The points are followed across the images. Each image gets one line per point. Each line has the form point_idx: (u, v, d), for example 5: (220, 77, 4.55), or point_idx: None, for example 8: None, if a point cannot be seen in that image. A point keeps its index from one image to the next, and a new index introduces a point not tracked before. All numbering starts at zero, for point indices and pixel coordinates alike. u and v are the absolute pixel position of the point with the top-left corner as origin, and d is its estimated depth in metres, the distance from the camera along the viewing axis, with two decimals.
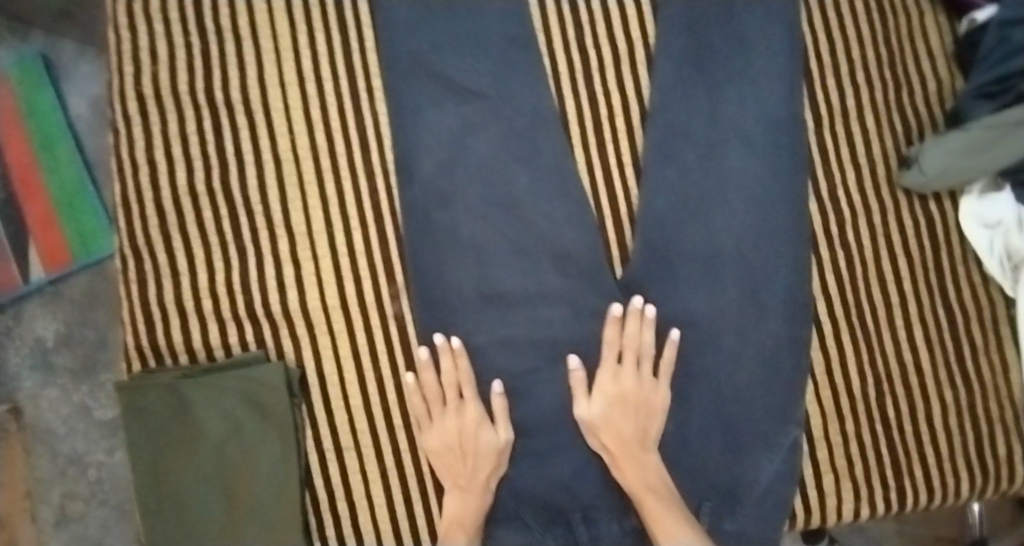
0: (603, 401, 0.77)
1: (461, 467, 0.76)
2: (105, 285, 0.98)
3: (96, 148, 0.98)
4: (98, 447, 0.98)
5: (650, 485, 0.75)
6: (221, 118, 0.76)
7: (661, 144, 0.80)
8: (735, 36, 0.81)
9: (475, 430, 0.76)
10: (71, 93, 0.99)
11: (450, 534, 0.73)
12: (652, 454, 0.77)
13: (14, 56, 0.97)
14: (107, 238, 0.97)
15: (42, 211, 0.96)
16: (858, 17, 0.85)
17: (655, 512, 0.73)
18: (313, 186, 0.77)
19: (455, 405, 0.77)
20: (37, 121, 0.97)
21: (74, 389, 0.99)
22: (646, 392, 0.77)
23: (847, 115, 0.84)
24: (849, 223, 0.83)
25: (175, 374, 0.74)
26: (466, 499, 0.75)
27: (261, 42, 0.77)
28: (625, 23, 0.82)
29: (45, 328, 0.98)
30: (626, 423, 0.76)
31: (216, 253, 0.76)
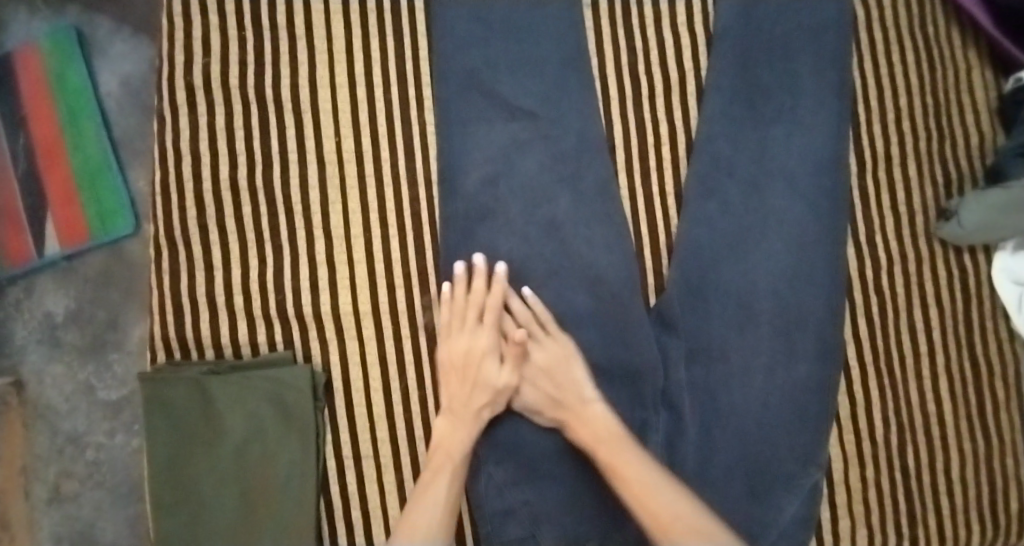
0: (528, 385, 0.76)
1: (459, 390, 0.75)
2: (121, 265, 0.94)
3: (124, 127, 0.95)
4: (99, 427, 0.94)
5: (601, 433, 0.73)
6: (269, 114, 0.78)
7: (705, 176, 0.80)
8: (786, 74, 0.81)
9: (485, 355, 0.75)
10: (103, 69, 0.95)
11: (436, 460, 0.73)
12: (596, 404, 0.75)
13: (50, 28, 0.95)
14: (128, 219, 0.93)
15: (63, 184, 0.93)
16: (908, 65, 0.85)
17: (612, 459, 0.71)
18: (355, 190, 0.78)
19: (473, 326, 0.75)
20: (66, 95, 0.94)
21: (79, 367, 0.94)
22: (552, 351, 0.76)
23: (890, 162, 0.84)
24: (885, 270, 0.83)
25: (201, 369, 0.74)
26: (458, 427, 0.74)
27: (315, 43, 0.79)
28: (677, 53, 0.83)
29: (56, 303, 0.94)
30: (552, 389, 0.76)
31: (251, 249, 0.76)
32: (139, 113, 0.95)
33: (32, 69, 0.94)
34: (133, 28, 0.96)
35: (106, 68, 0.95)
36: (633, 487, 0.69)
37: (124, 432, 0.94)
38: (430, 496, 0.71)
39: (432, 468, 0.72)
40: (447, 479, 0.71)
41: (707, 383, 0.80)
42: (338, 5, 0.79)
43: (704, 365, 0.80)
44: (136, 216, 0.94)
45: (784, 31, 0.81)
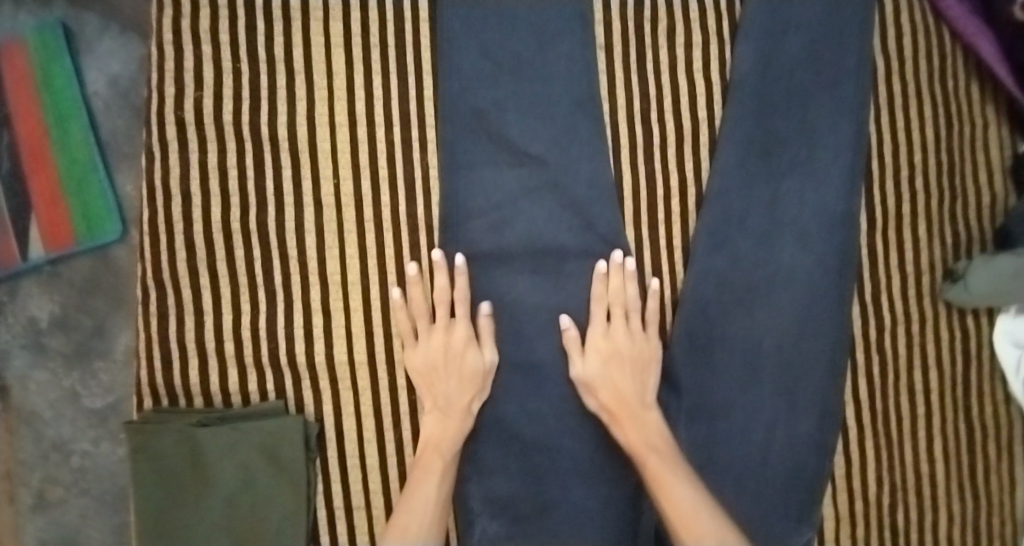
0: (598, 359, 0.75)
1: (441, 388, 0.74)
2: (107, 273, 0.92)
3: (111, 129, 0.91)
4: (85, 435, 0.92)
5: (652, 442, 0.73)
6: (265, 153, 0.75)
7: (713, 231, 0.78)
8: (801, 127, 0.79)
9: (462, 350, 0.74)
10: (90, 66, 0.92)
11: (426, 457, 0.72)
12: (652, 413, 0.75)
13: (34, 21, 0.91)
14: (116, 225, 0.91)
15: (48, 186, 0.90)
16: (925, 120, 0.83)
17: (659, 474, 0.71)
18: (353, 234, 0.75)
19: (443, 324, 0.74)
20: (52, 94, 0.90)
21: (65, 374, 0.92)
22: (640, 347, 0.76)
23: (901, 220, 0.82)
24: (889, 329, 0.82)
25: (188, 420, 0.71)
26: (447, 424, 0.73)
27: (315, 78, 0.75)
28: (692, 102, 0.80)
29: (40, 308, 0.92)
30: (624, 379, 0.75)
31: (243, 294, 0.74)
32: (127, 114, 0.92)
33: (15, 64, 0.90)
34: (120, 26, 0.92)
35: (93, 64, 0.91)
36: (679, 511, 0.70)
37: (110, 441, 0.93)
38: (421, 497, 0.70)
39: (420, 467, 0.72)
40: (436, 476, 0.71)
41: (708, 441, 0.79)
42: (339, 39, 0.76)
43: (705, 423, 0.79)
44: (124, 222, 0.91)
45: (800, 82, 0.79)
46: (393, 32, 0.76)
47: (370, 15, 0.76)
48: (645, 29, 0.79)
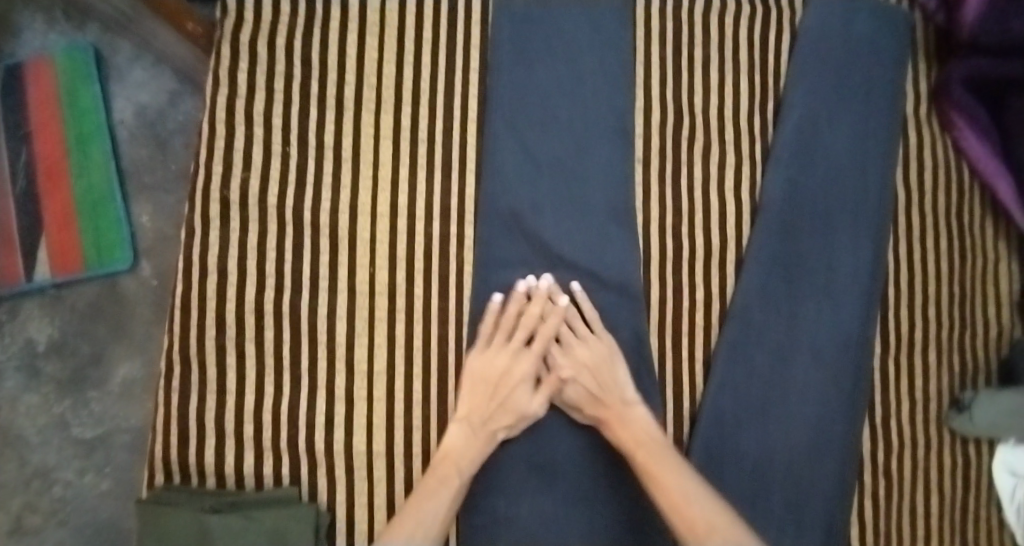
0: (571, 381, 0.75)
1: (482, 405, 0.73)
2: (110, 299, 1.02)
3: (133, 158, 1.04)
4: (70, 465, 1.00)
5: (640, 437, 0.72)
6: (304, 239, 0.75)
7: (734, 348, 0.80)
8: (822, 252, 0.82)
9: (520, 381, 0.74)
10: (120, 95, 1.05)
11: (442, 466, 0.71)
12: (638, 407, 0.74)
13: (66, 44, 1.04)
14: (125, 255, 1.01)
15: (62, 210, 1.02)
16: (941, 252, 0.86)
17: (650, 468, 0.70)
18: (383, 322, 0.76)
19: (515, 347, 0.74)
20: (77, 119, 1.03)
21: (56, 400, 1.01)
22: (599, 349, 0.75)
23: (913, 347, 0.85)
24: (895, 452, 0.84)
25: (195, 505, 0.70)
26: (473, 441, 0.73)
27: (360, 167, 0.77)
28: (723, 219, 0.81)
29: (38, 332, 1.02)
30: (595, 386, 0.74)
31: (268, 376, 0.74)
32: (150, 144, 1.04)
33: (43, 82, 1.04)
34: (154, 59, 1.05)
35: (122, 94, 1.04)
36: (671, 499, 0.67)
37: (94, 473, 1.00)
38: (428, 498, 0.69)
39: (436, 477, 0.71)
40: (451, 490, 0.70)
41: None
42: (388, 130, 0.77)
43: None
44: (135, 252, 1.02)
45: (824, 209, 0.82)
46: (441, 127, 0.78)
47: (420, 110, 0.78)
48: (683, 147, 0.81)
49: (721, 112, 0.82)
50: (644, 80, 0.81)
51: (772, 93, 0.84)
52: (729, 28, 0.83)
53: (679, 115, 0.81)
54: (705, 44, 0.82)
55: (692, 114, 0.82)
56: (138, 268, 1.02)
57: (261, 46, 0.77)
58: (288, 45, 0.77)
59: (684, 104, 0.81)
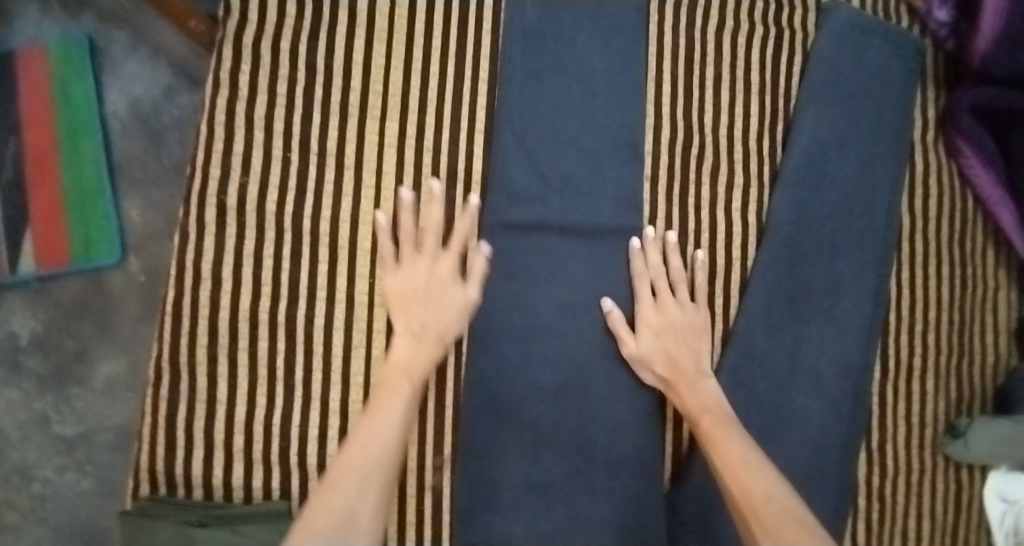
0: (652, 335, 0.75)
1: (418, 313, 0.71)
2: (96, 294, 1.00)
3: (125, 151, 1.01)
4: (49, 462, 0.98)
5: (709, 405, 0.73)
6: (303, 247, 0.74)
7: (736, 370, 0.79)
8: (825, 274, 0.82)
9: (445, 280, 0.72)
10: (113, 86, 1.02)
11: (391, 381, 0.69)
12: (710, 381, 0.75)
13: (59, 30, 1.02)
14: (114, 250, 0.99)
15: (49, 201, 0.99)
16: (942, 278, 0.86)
17: (713, 436, 0.70)
18: (381, 334, 0.74)
19: (431, 251, 0.73)
20: (67, 108, 1.01)
21: (37, 395, 0.99)
22: (692, 317, 0.76)
23: (912, 373, 0.84)
24: (891, 478, 0.84)
25: (180, 521, 0.68)
26: (417, 351, 0.71)
27: (363, 175, 0.75)
28: (728, 239, 0.81)
29: (21, 325, 0.99)
30: (680, 350, 0.75)
31: (261, 386, 0.72)
32: (143, 137, 1.02)
33: (34, 70, 1.01)
34: (150, 51, 1.02)
35: (115, 84, 1.02)
36: (730, 464, 0.68)
37: (73, 471, 0.98)
38: (384, 416, 0.67)
39: (384, 388, 0.69)
40: (404, 399, 0.68)
41: None
42: (393, 138, 0.76)
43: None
44: (123, 247, 1.00)
45: (828, 232, 0.82)
46: (448, 138, 0.77)
47: (427, 119, 0.77)
48: (691, 165, 0.80)
49: (730, 132, 0.81)
50: (654, 97, 0.80)
51: (781, 114, 0.83)
52: (742, 47, 0.82)
53: (688, 134, 0.81)
54: (716, 63, 0.82)
55: (701, 133, 0.81)
56: (126, 263, 1.00)
57: (264, 48, 0.76)
58: (292, 49, 0.76)
59: (693, 123, 0.81)
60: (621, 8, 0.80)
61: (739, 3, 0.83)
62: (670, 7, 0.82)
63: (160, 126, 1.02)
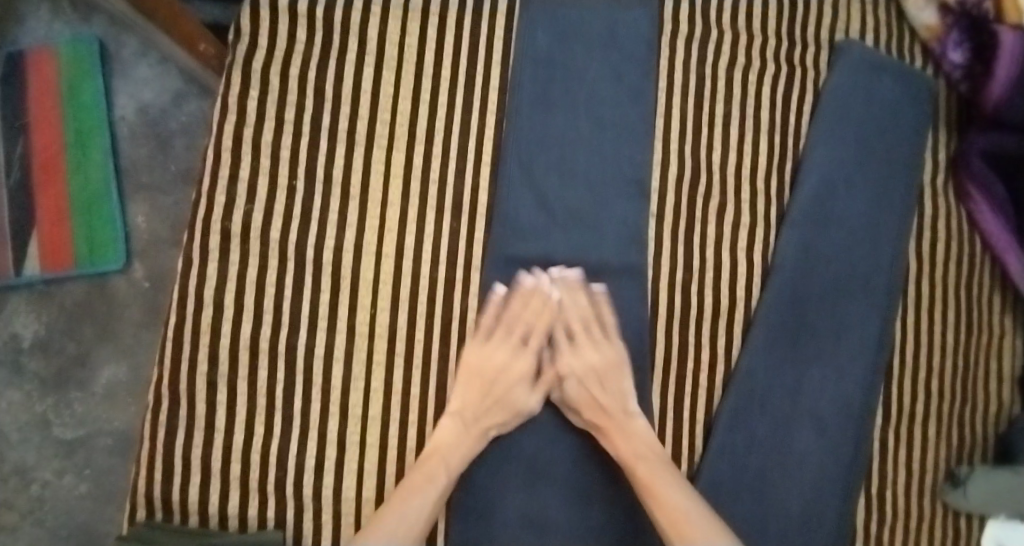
0: (573, 380, 0.74)
1: (478, 402, 0.72)
2: (99, 299, 1.00)
3: (131, 156, 1.01)
4: (48, 465, 0.98)
5: (641, 452, 0.71)
6: (305, 277, 0.74)
7: (737, 412, 0.78)
8: (829, 317, 0.81)
9: (515, 380, 0.73)
10: (122, 91, 1.02)
11: (428, 463, 0.70)
12: (639, 420, 0.73)
13: (71, 34, 1.02)
14: (118, 256, 0.99)
15: (56, 205, 0.99)
16: (947, 323, 0.85)
17: (651, 486, 0.69)
18: (380, 367, 0.74)
19: (514, 344, 0.74)
20: (76, 111, 1.01)
21: (38, 398, 0.99)
22: (608, 356, 0.74)
23: (914, 419, 0.84)
24: (889, 524, 0.83)
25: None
26: (461, 439, 0.71)
27: (368, 205, 0.75)
28: (732, 279, 0.80)
29: (25, 327, 1.00)
30: (599, 389, 0.73)
31: (259, 415, 0.72)
32: (149, 143, 1.01)
33: (44, 72, 1.01)
34: (159, 56, 1.02)
35: (124, 89, 1.02)
36: (670, 515, 0.67)
37: (72, 475, 0.98)
38: (411, 502, 0.68)
39: (422, 470, 0.69)
40: (437, 487, 0.69)
41: None
42: (399, 169, 0.76)
43: None
44: (128, 253, 1.00)
45: (834, 274, 0.81)
46: (454, 169, 0.76)
47: (433, 150, 0.76)
48: (697, 203, 0.80)
49: (738, 171, 0.81)
50: (663, 131, 0.80)
51: (791, 153, 0.82)
52: (753, 85, 0.82)
53: (696, 172, 0.80)
54: (727, 100, 0.81)
55: (709, 171, 0.80)
56: (131, 269, 1.00)
57: (273, 74, 0.75)
58: (301, 76, 0.76)
59: (702, 161, 0.80)
60: (633, 42, 0.80)
61: (750, 40, 0.82)
62: (682, 42, 0.81)
63: (166, 132, 1.01)
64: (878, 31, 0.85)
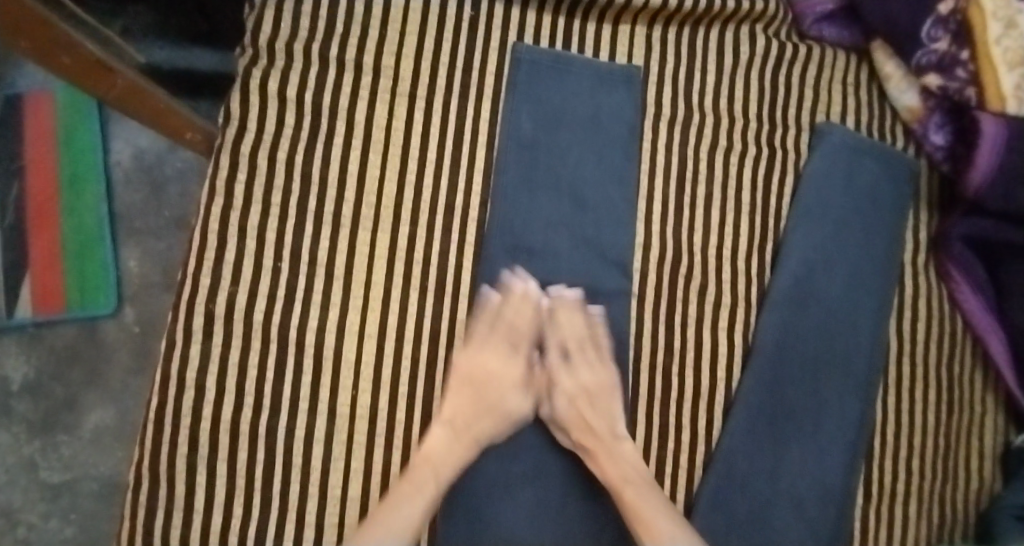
0: (567, 401, 0.77)
1: (468, 407, 0.73)
2: (89, 345, 1.00)
3: (126, 202, 1.02)
4: (33, 507, 0.97)
5: (626, 474, 0.72)
6: (287, 360, 0.74)
7: (718, 494, 0.78)
8: (809, 397, 0.82)
9: (508, 387, 0.76)
10: (120, 137, 1.03)
11: (420, 468, 0.70)
12: (625, 443, 0.75)
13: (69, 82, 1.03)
14: (109, 300, 1.00)
15: (51, 247, 1.00)
16: (928, 404, 0.85)
17: (639, 513, 0.69)
18: (361, 446, 0.74)
19: (506, 353, 0.77)
20: (71, 156, 1.02)
21: (25, 441, 0.98)
22: (600, 375, 0.77)
23: (894, 499, 0.83)
24: None
25: None
26: (452, 447, 0.72)
27: (351, 286, 0.76)
28: (713, 361, 0.80)
29: (14, 370, 0.99)
30: (590, 411, 0.75)
31: (238, 495, 0.72)
32: (145, 188, 1.03)
33: (43, 117, 1.02)
34: None
35: (122, 134, 1.03)
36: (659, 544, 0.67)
37: (57, 518, 0.97)
38: (400, 510, 0.68)
39: (413, 482, 0.69)
40: (426, 497, 0.69)
41: None
42: (383, 251, 0.76)
43: None
44: (118, 297, 1.00)
45: (815, 353, 0.82)
46: (438, 249, 0.77)
47: (417, 233, 0.77)
48: (679, 284, 0.80)
49: (719, 252, 0.81)
50: (645, 214, 0.81)
51: (771, 236, 0.83)
52: (734, 166, 0.83)
53: (677, 254, 0.81)
54: (708, 182, 0.82)
55: (690, 253, 0.81)
56: (122, 313, 1.00)
57: (261, 157, 0.76)
58: (289, 159, 0.76)
59: (684, 243, 0.81)
60: (616, 128, 0.81)
61: (731, 124, 0.83)
62: (664, 126, 0.82)
63: (163, 178, 1.03)
64: (858, 113, 0.87)
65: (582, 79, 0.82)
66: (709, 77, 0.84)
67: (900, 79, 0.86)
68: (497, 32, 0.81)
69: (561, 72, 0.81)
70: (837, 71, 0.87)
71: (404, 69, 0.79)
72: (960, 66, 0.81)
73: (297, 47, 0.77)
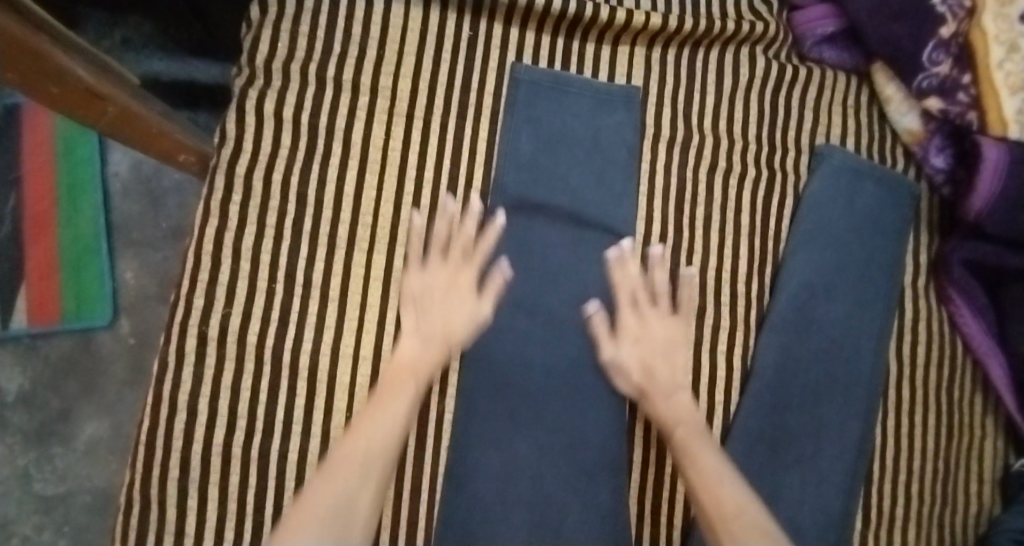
0: (630, 346, 0.74)
1: (428, 322, 0.71)
2: (84, 357, 0.99)
3: (124, 214, 1.02)
4: (27, 519, 0.96)
5: (682, 417, 0.71)
6: (281, 381, 0.73)
7: None
8: (807, 420, 0.81)
9: (464, 295, 0.72)
10: (117, 151, 1.03)
11: (398, 378, 0.67)
12: (686, 393, 0.73)
13: None
14: (106, 310, 0.99)
15: (48, 257, 1.00)
16: (928, 428, 0.84)
17: (688, 447, 0.69)
18: None
19: (460, 261, 0.73)
20: (67, 165, 1.01)
21: (20, 452, 0.97)
22: (670, 327, 0.75)
23: (893, 525, 0.82)
24: None
25: None
26: (424, 355, 0.69)
27: (346, 307, 0.75)
28: (711, 384, 0.80)
29: (9, 381, 0.98)
30: (657, 358, 0.74)
31: (229, 518, 0.71)
32: (142, 200, 1.02)
33: (40, 128, 1.02)
34: None
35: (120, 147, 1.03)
36: (704, 477, 0.66)
37: (50, 531, 0.96)
38: (389, 411, 0.65)
39: (392, 387, 0.67)
40: (404, 401, 0.66)
41: None
42: (379, 273, 0.76)
43: None
44: (115, 307, 1.00)
45: (813, 378, 0.82)
46: None
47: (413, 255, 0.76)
48: None
49: (718, 274, 0.81)
50: (644, 236, 0.80)
51: (770, 258, 0.83)
52: (733, 189, 0.82)
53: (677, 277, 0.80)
54: (707, 203, 0.81)
55: None
56: (118, 325, 1.00)
57: (256, 179, 0.75)
58: (284, 181, 0.75)
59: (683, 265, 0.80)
60: (615, 150, 0.81)
61: (731, 144, 0.83)
62: (664, 148, 0.82)
63: (161, 192, 1.02)
64: (859, 136, 0.86)
65: (581, 101, 0.81)
66: (709, 99, 0.83)
67: (900, 101, 0.85)
68: (495, 54, 0.81)
69: (559, 93, 0.81)
70: (837, 93, 0.86)
71: (401, 90, 0.78)
72: (962, 90, 0.81)
73: (294, 68, 0.77)
